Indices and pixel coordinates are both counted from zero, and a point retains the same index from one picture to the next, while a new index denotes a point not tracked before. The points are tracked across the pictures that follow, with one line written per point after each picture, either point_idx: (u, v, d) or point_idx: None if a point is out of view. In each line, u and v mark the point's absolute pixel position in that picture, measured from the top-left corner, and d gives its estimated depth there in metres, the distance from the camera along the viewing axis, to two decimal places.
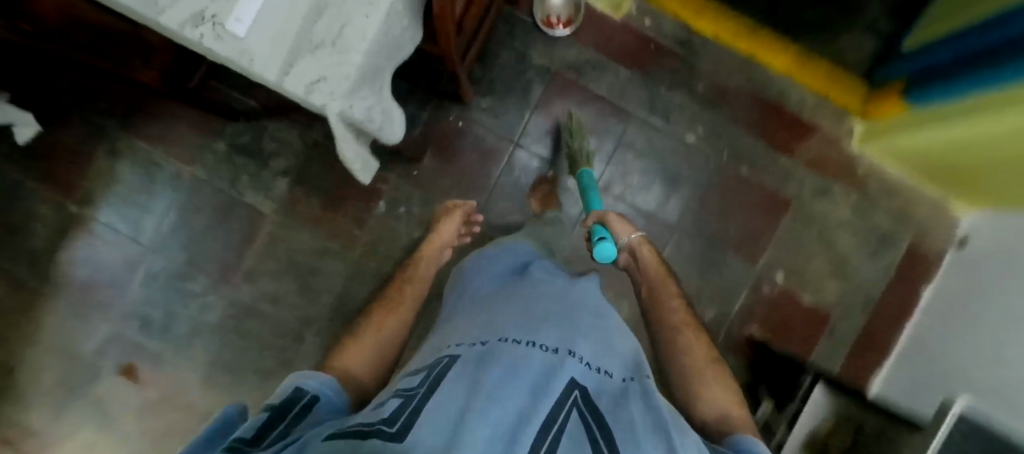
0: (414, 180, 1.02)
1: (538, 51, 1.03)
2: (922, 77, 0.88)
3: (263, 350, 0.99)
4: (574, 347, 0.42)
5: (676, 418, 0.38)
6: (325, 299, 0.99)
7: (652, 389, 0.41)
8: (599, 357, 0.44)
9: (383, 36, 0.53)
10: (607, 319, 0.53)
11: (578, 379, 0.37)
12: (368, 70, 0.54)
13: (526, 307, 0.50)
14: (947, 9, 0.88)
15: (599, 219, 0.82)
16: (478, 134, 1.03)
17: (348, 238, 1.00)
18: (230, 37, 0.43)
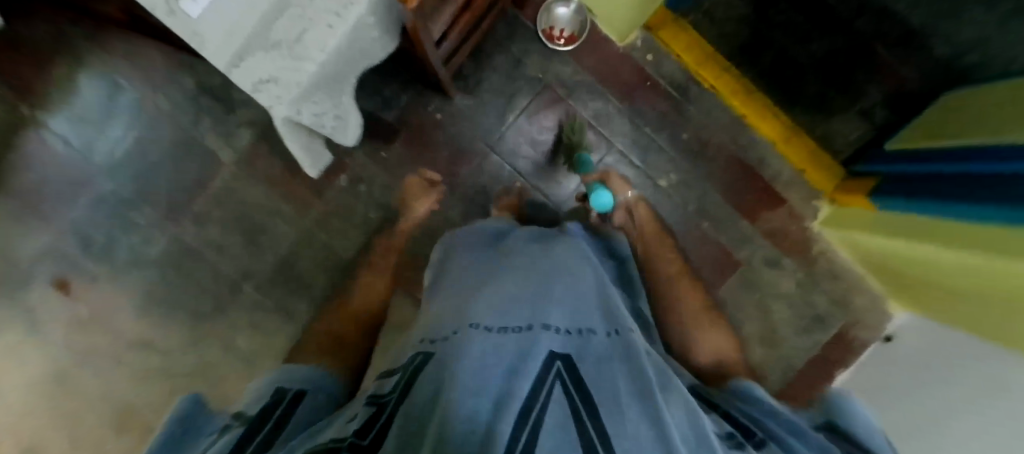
0: (381, 161, 1.01)
1: (533, 61, 1.01)
2: (897, 182, 0.88)
3: (197, 293, 1.00)
4: (551, 321, 0.40)
5: (663, 377, 0.37)
6: (268, 258, 1.00)
7: (634, 347, 0.38)
8: (577, 324, 0.42)
9: (344, 41, 0.52)
10: (580, 281, 0.52)
11: (560, 351, 0.35)
12: (323, 70, 0.53)
13: (501, 289, 0.47)
14: (944, 122, 0.87)
15: (601, 179, 0.94)
16: (454, 130, 1.02)
17: (302, 205, 1.00)
18: (183, 16, 0.34)
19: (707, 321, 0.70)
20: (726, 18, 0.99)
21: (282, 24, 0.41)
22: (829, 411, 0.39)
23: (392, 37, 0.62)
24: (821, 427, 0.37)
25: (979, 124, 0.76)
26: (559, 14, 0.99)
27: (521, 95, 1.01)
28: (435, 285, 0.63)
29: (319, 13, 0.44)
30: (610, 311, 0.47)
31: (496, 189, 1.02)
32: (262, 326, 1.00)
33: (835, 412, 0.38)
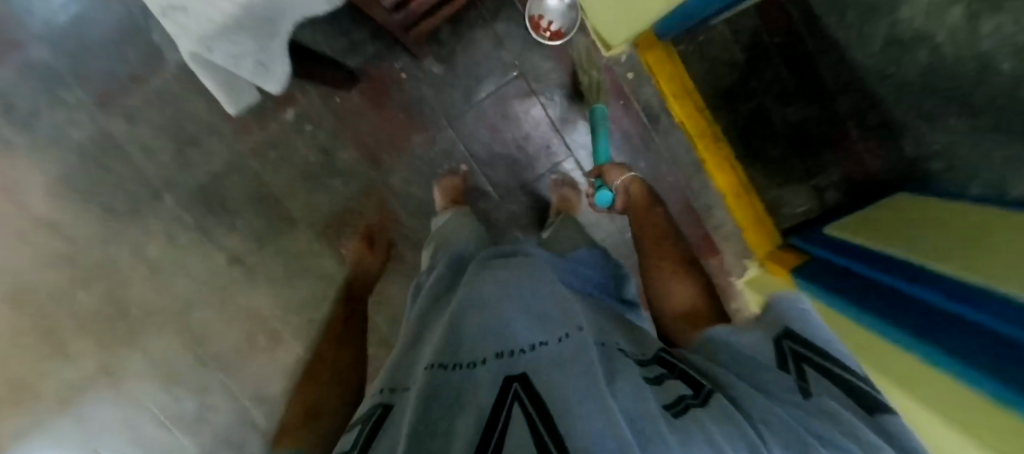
0: (334, 106, 0.97)
1: (514, 46, 0.96)
2: (821, 267, 0.82)
3: (119, 189, 0.98)
4: (509, 341, 0.38)
5: (615, 364, 0.35)
6: (196, 173, 0.98)
7: (587, 344, 0.35)
8: (528, 333, 0.38)
9: None
10: (546, 288, 0.47)
11: (517, 371, 0.32)
12: (252, 16, 0.49)
13: (464, 309, 0.43)
14: (893, 222, 0.79)
15: (599, 174, 0.84)
16: (415, 95, 0.98)
17: (240, 129, 0.97)
18: None
19: (681, 276, 0.68)
20: (717, 61, 0.97)
21: None
22: (784, 320, 0.38)
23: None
24: (779, 337, 0.37)
25: (929, 241, 0.67)
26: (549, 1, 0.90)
27: (493, 77, 0.97)
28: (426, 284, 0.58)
29: None
30: (569, 308, 0.43)
31: (443, 165, 1.00)
32: (177, 238, 1.00)
33: (788, 320, 0.38)
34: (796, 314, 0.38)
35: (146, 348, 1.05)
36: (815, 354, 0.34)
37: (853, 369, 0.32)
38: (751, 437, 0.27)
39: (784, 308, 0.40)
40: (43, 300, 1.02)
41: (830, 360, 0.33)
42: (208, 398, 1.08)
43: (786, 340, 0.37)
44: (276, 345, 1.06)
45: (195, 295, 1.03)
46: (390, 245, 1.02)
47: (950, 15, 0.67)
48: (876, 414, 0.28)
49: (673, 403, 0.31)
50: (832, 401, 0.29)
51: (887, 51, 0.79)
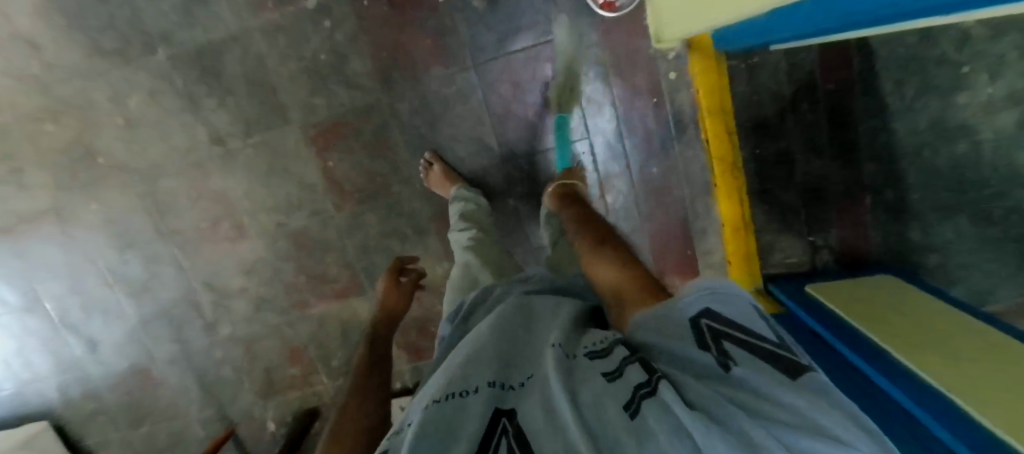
0: (359, 8, 0.89)
1: (565, 4, 0.89)
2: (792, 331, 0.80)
3: (110, 28, 0.90)
4: (504, 374, 0.40)
5: (575, 374, 0.36)
6: (197, 35, 0.90)
7: (566, 365, 0.37)
8: (521, 368, 0.41)
9: None
10: (537, 320, 0.49)
11: (506, 406, 0.35)
12: None
13: (464, 345, 0.46)
14: (863, 304, 0.77)
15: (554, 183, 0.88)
16: (447, 24, 0.91)
17: (254, 2, 0.89)
18: None
19: (597, 255, 0.58)
20: (763, 88, 0.91)
21: None
22: (696, 301, 0.38)
23: None
24: (697, 315, 0.37)
25: (904, 334, 0.64)
26: None
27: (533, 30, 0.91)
28: (445, 337, 0.60)
29: None
30: (551, 330, 0.45)
31: (457, 108, 0.95)
32: (161, 98, 0.94)
33: (708, 299, 0.38)
34: (707, 292, 0.38)
35: (105, 202, 1.01)
36: (730, 330, 0.34)
37: (765, 336, 0.32)
38: (688, 425, 0.24)
39: (694, 293, 0.39)
40: (6, 119, 0.97)
41: (748, 335, 0.33)
42: (157, 270, 1.06)
43: (705, 319, 0.36)
44: (238, 238, 1.03)
45: (166, 163, 0.98)
46: (379, 172, 0.98)
47: (1000, 118, 0.71)
48: (799, 378, 0.28)
49: (621, 405, 0.29)
50: (759, 374, 0.29)
51: (929, 134, 0.78)
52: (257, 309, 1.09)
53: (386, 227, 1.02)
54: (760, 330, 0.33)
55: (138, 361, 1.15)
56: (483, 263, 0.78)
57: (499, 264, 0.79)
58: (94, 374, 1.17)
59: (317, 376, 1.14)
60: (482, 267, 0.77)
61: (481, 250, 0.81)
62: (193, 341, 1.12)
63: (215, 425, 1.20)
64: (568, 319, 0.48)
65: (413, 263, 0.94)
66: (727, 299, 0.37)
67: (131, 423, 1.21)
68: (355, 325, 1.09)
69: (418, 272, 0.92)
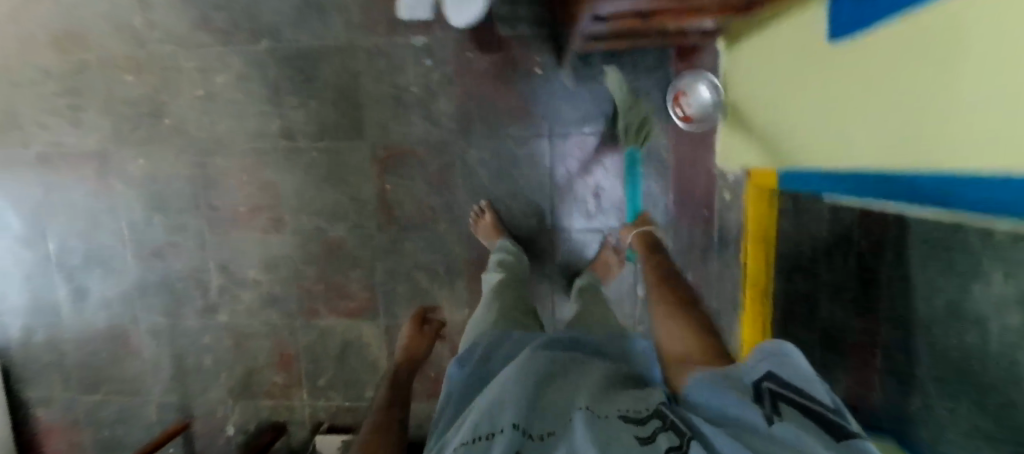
0: (462, 59, 0.94)
1: (648, 108, 0.96)
2: None
3: (223, 8, 0.93)
4: (529, 420, 0.38)
5: (604, 432, 0.34)
6: (302, 38, 0.93)
7: (595, 424, 0.35)
8: (549, 418, 0.39)
9: None
10: (570, 376, 0.47)
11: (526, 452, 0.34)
12: None
13: (495, 385, 0.46)
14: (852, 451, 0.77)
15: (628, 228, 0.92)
16: (537, 93, 0.95)
17: (368, 24, 0.92)
18: None
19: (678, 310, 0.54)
20: (806, 230, 0.82)
21: None
22: (757, 365, 0.35)
23: None
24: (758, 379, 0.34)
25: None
26: (703, 87, 0.89)
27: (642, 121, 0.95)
28: (451, 378, 0.58)
29: None
30: (584, 387, 0.43)
31: (523, 171, 0.99)
32: (247, 83, 0.96)
33: (766, 360, 0.35)
34: (769, 352, 0.35)
35: (154, 161, 1.01)
36: (787, 391, 0.31)
37: (820, 398, 0.29)
38: None
39: (755, 358, 0.36)
40: (88, 55, 0.98)
41: (805, 396, 0.30)
42: (178, 239, 1.04)
43: (766, 382, 0.33)
44: (271, 231, 1.02)
45: (229, 142, 0.99)
46: (430, 206, 1.00)
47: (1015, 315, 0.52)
48: (846, 439, 0.24)
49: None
50: (796, 432, 0.26)
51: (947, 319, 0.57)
52: (264, 305, 1.06)
53: (419, 260, 1.03)
54: (816, 392, 0.29)
55: (118, 324, 1.09)
56: (509, 305, 0.76)
57: (515, 303, 0.76)
58: (66, 326, 1.10)
59: (298, 391, 1.09)
60: (507, 308, 0.75)
61: (502, 293, 0.79)
62: (184, 319, 1.08)
63: (172, 413, 1.12)
64: (598, 386, 0.44)
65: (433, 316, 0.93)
66: (781, 361, 0.33)
67: (82, 387, 1.12)
68: (356, 347, 1.07)
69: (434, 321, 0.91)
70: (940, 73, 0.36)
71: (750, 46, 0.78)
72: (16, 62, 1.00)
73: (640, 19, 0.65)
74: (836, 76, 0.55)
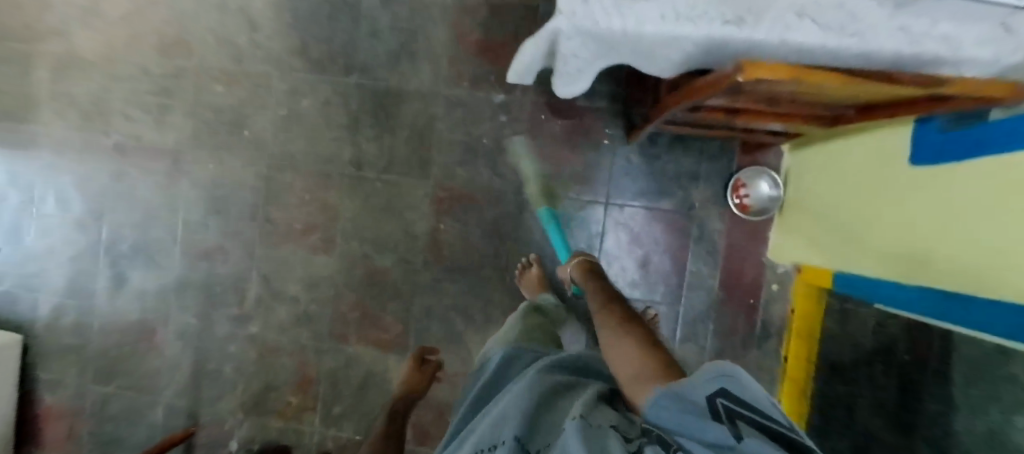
0: (535, 119, 0.98)
1: (706, 192, 0.99)
2: None
3: (323, 41, 1.00)
4: (529, 434, 0.36)
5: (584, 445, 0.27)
6: (390, 78, 0.99)
7: (581, 436, 0.28)
8: (547, 431, 0.35)
9: (716, 50, 0.45)
10: (582, 387, 0.42)
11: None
12: (639, 46, 0.47)
13: (512, 390, 0.44)
14: None
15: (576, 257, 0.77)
16: (601, 160, 0.99)
17: (453, 74, 0.98)
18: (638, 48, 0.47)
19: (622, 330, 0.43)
20: (850, 334, 0.81)
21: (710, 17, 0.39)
22: (698, 378, 0.25)
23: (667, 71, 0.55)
24: (707, 397, 0.24)
25: None
26: (765, 182, 0.93)
27: (550, 183, 1.00)
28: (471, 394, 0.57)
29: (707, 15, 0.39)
30: (585, 397, 0.36)
31: (575, 233, 1.00)
32: (329, 110, 1.01)
33: (716, 373, 0.25)
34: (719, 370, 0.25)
35: (224, 167, 1.05)
36: (751, 417, 0.22)
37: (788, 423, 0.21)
38: None
39: (697, 371, 0.25)
40: (187, 62, 1.04)
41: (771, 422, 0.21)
42: (228, 244, 1.06)
43: (722, 402, 0.23)
44: (321, 250, 1.04)
45: (299, 160, 1.03)
46: (480, 250, 1.02)
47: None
48: None
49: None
50: None
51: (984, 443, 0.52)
52: (297, 323, 1.06)
53: (459, 302, 1.03)
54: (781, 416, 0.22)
55: (148, 318, 1.09)
56: (537, 333, 0.69)
57: (543, 326, 0.72)
58: (98, 311, 1.10)
59: (310, 416, 1.06)
60: (536, 331, 0.69)
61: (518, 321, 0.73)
62: (215, 324, 1.08)
63: (179, 418, 1.09)
64: (596, 395, 0.37)
65: (432, 357, 0.94)
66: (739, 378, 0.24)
67: (96, 376, 1.11)
68: (378, 380, 1.05)
69: (432, 360, 0.94)
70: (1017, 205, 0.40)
71: (815, 152, 0.83)
72: (116, 56, 1.05)
73: (728, 114, 0.65)
74: (903, 194, 0.60)
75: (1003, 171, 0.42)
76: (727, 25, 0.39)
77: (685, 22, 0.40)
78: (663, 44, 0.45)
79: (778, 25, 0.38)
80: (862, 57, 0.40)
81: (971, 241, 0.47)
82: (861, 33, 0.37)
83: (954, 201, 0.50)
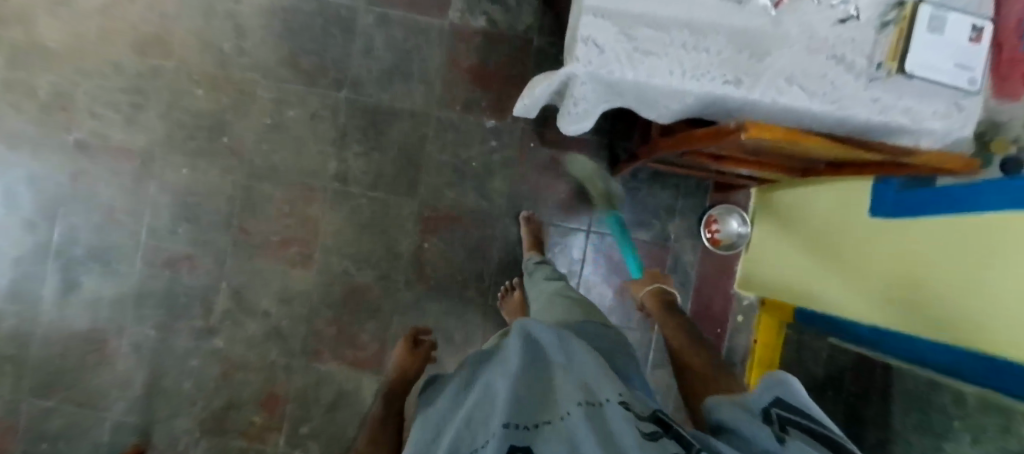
0: (525, 146, 1.01)
1: (681, 225, 1.04)
2: None
3: (315, 54, 0.99)
4: (515, 417, 0.33)
5: (605, 430, 0.28)
6: (382, 96, 1.00)
7: (603, 417, 0.29)
8: (537, 410, 0.34)
9: (713, 109, 0.55)
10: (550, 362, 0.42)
11: (522, 445, 0.30)
12: (646, 99, 0.54)
13: (484, 389, 0.40)
14: None
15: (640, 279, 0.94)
16: (586, 189, 1.02)
17: (446, 97, 1.00)
18: (647, 101, 0.55)
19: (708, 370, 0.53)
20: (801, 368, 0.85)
21: (717, 77, 0.49)
22: (762, 395, 0.35)
23: (666, 119, 0.60)
24: (764, 405, 0.34)
25: None
26: (735, 220, 1.01)
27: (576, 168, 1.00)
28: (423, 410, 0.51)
29: (714, 78, 0.49)
30: (574, 379, 0.37)
31: (557, 258, 1.03)
32: (316, 123, 1.00)
33: (775, 388, 0.35)
34: (775, 383, 0.35)
35: (199, 174, 1.01)
36: (796, 417, 0.31)
37: (822, 420, 0.31)
38: None
39: (761, 389, 0.36)
40: (165, 62, 1.00)
41: (809, 418, 0.31)
42: (198, 253, 1.01)
43: (775, 408, 0.33)
44: (298, 265, 1.01)
45: (281, 171, 1.00)
46: (463, 272, 1.02)
47: None
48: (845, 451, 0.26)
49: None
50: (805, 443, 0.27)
51: None
52: (268, 339, 1.02)
53: (439, 322, 1.02)
54: (818, 416, 0.31)
55: (100, 329, 1.02)
56: None
57: None
58: (41, 321, 1.02)
59: (276, 436, 1.02)
60: None
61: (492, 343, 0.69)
62: (177, 337, 1.02)
63: (127, 437, 1.02)
64: (579, 372, 0.38)
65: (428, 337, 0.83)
66: (789, 390, 0.34)
67: (33, 390, 1.02)
68: (350, 399, 1.02)
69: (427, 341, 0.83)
70: (998, 257, 0.45)
71: (782, 194, 0.91)
72: (85, 50, 1.00)
73: (712, 159, 0.70)
74: (868, 240, 0.67)
75: (979, 227, 0.49)
76: (727, 84, 0.49)
77: (693, 78, 0.49)
78: (671, 99, 0.53)
79: (771, 87, 0.49)
80: (837, 124, 0.52)
81: (945, 292, 0.53)
82: (838, 103, 0.49)
83: (922, 251, 0.57)
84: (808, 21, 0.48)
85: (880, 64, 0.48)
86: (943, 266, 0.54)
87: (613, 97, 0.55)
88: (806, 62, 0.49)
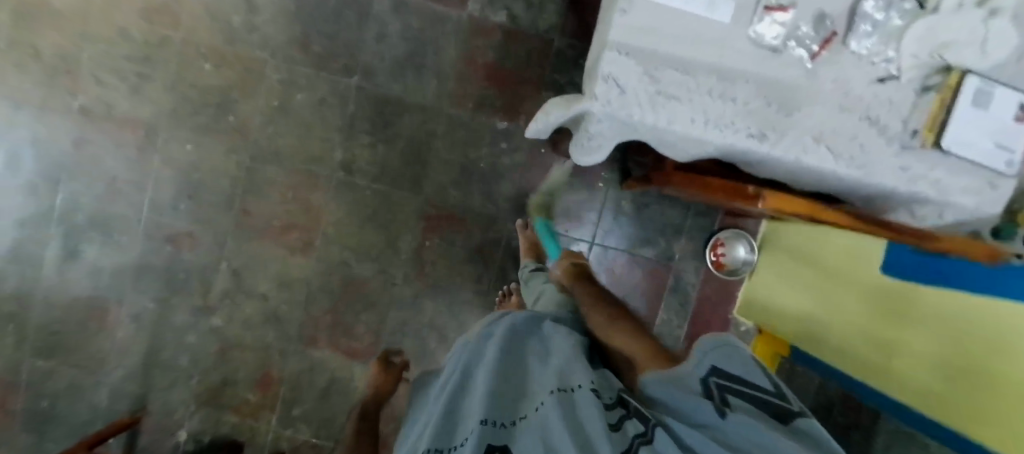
0: (535, 152, 0.99)
1: (686, 245, 1.03)
2: None
3: (328, 38, 0.96)
4: (493, 411, 0.33)
5: (577, 418, 0.27)
6: (393, 88, 0.97)
7: (579, 404, 0.29)
8: (514, 404, 0.34)
9: (733, 159, 0.52)
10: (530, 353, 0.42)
11: (499, 443, 0.29)
12: (664, 142, 0.52)
13: (462, 379, 0.40)
14: None
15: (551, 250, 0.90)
16: (593, 201, 1.01)
17: (459, 94, 0.97)
18: (664, 144, 0.52)
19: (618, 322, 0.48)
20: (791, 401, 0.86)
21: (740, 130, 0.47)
22: (699, 360, 0.32)
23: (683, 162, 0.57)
24: (703, 372, 0.31)
25: None
26: (742, 246, 0.99)
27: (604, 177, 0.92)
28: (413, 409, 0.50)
29: (738, 129, 0.47)
30: (552, 368, 0.37)
31: None
32: (324, 110, 0.97)
33: (712, 353, 0.32)
34: (712, 346, 0.32)
35: (204, 151, 0.99)
36: (735, 384, 0.29)
37: (759, 381, 0.29)
38: None
39: (698, 352, 0.33)
40: (173, 33, 0.97)
41: (749, 384, 0.29)
42: (199, 232, 1.01)
43: (715, 378, 0.30)
44: (298, 251, 1.01)
45: (286, 156, 0.99)
46: (462, 273, 1.02)
47: None
48: (790, 421, 0.25)
49: None
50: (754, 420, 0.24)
51: None
52: (265, 321, 1.03)
53: (434, 320, 1.03)
54: (756, 378, 0.30)
55: (101, 297, 1.03)
56: None
57: None
58: (44, 284, 1.03)
59: (268, 415, 1.05)
60: None
61: None
62: (175, 311, 1.03)
63: (124, 402, 1.05)
64: (557, 360, 0.38)
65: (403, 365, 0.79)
66: (728, 355, 0.31)
67: (34, 349, 1.04)
68: (343, 386, 1.04)
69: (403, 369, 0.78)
70: (1002, 333, 0.45)
71: (790, 231, 0.89)
72: (92, 12, 0.96)
73: None
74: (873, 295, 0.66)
75: (985, 300, 0.48)
76: (751, 137, 0.47)
77: (716, 128, 0.47)
78: (689, 147, 0.50)
79: (798, 144, 0.46)
80: (861, 189, 0.49)
81: (947, 347, 0.53)
82: (866, 169, 0.47)
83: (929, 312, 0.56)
84: (847, 76, 0.45)
85: (915, 132, 0.46)
86: (946, 330, 0.53)
87: (630, 136, 0.53)
88: (836, 121, 0.46)
